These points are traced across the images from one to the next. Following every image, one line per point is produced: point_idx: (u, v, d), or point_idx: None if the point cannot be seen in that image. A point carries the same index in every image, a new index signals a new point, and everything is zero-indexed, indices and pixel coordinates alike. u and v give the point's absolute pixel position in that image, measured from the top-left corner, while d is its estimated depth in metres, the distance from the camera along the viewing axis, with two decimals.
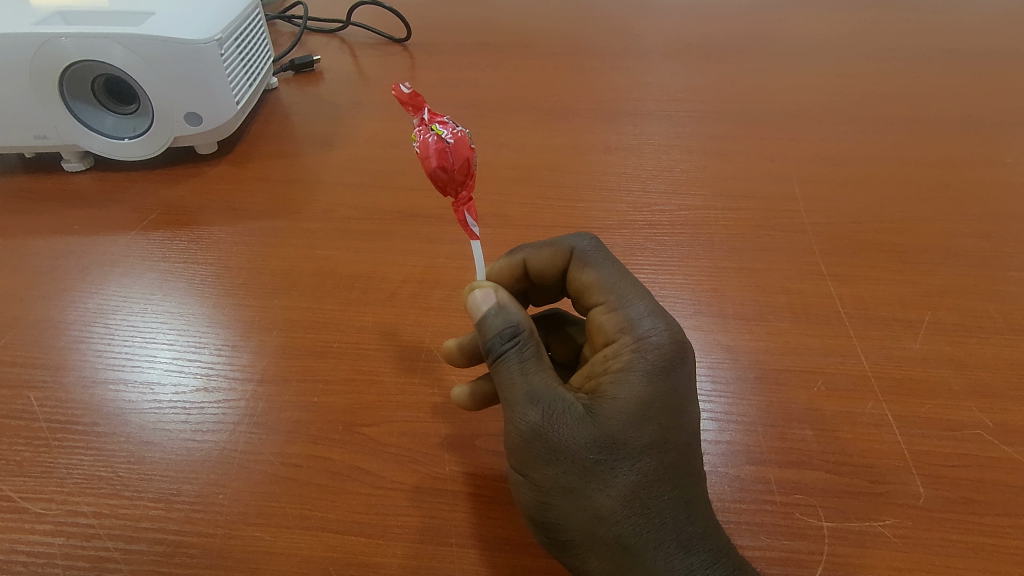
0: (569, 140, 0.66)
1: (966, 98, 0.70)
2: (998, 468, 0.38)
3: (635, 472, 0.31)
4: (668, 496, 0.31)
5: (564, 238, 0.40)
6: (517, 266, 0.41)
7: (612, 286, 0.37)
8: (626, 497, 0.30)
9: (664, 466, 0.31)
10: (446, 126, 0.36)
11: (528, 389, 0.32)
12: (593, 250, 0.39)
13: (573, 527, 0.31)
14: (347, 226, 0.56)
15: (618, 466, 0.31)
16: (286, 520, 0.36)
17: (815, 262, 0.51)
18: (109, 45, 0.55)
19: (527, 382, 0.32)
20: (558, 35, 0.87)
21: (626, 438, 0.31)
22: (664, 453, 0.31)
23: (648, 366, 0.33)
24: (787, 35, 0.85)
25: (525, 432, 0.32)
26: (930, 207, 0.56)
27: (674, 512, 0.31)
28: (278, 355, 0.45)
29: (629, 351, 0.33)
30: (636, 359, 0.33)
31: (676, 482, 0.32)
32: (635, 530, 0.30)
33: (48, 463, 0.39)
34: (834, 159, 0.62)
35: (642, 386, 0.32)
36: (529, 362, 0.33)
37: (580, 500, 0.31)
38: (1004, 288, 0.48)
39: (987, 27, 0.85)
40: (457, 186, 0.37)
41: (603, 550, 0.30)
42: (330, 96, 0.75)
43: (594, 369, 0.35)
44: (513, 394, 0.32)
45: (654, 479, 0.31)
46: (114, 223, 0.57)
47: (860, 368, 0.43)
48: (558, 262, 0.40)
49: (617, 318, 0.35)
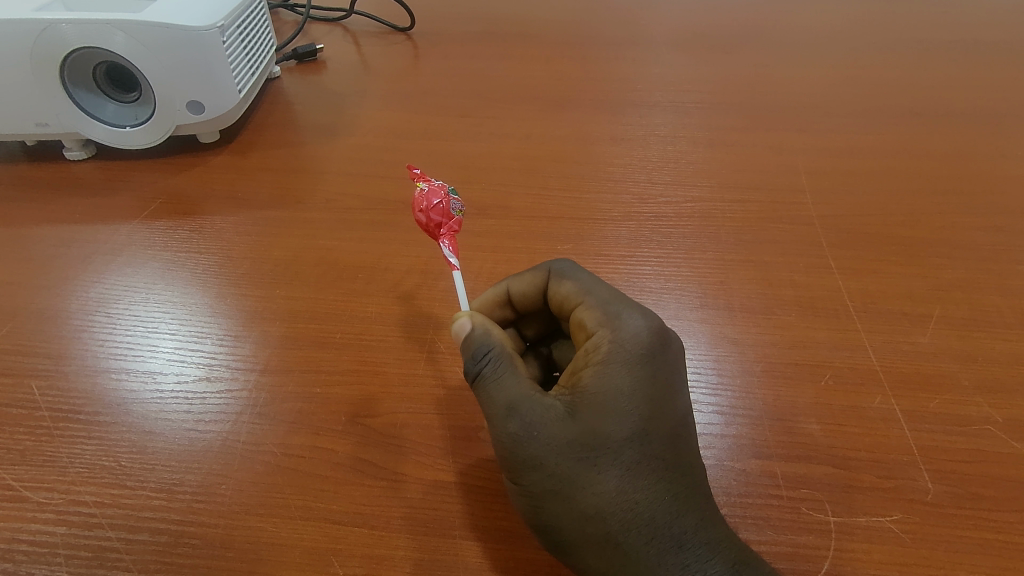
0: (574, 132, 0.66)
1: (978, 91, 0.69)
2: (1007, 464, 0.37)
3: (619, 467, 0.31)
4: (656, 488, 0.31)
5: (543, 262, 0.40)
6: (500, 298, 0.40)
7: (590, 289, 0.36)
8: (613, 494, 0.30)
9: (649, 458, 0.31)
10: (427, 181, 0.42)
11: (506, 402, 0.32)
12: (570, 264, 0.39)
13: (565, 535, 0.31)
14: (350, 216, 0.56)
15: (602, 463, 0.30)
16: (287, 511, 0.36)
17: (823, 256, 0.50)
18: (111, 31, 0.54)
19: (503, 395, 0.32)
20: (563, 25, 0.85)
21: (606, 432, 0.31)
22: (648, 444, 0.31)
23: (627, 357, 0.32)
24: (795, 25, 0.83)
25: (506, 444, 0.31)
26: (939, 201, 0.55)
27: (663, 504, 0.31)
28: (279, 347, 0.45)
29: (608, 343, 0.33)
30: (614, 351, 0.33)
31: (663, 472, 0.31)
32: (625, 528, 0.30)
33: (49, 452, 0.39)
34: (843, 151, 0.61)
35: (621, 378, 0.32)
36: (505, 374, 0.33)
37: (568, 504, 0.30)
38: (1015, 283, 0.48)
39: (1000, 19, 0.84)
40: (437, 226, 0.42)
41: (598, 552, 0.30)
42: (333, 86, 0.74)
43: (575, 365, 0.34)
44: (492, 408, 0.32)
45: (639, 472, 0.31)
46: (115, 212, 0.57)
47: (869, 363, 0.43)
48: (537, 284, 0.39)
49: (594, 316, 0.35)
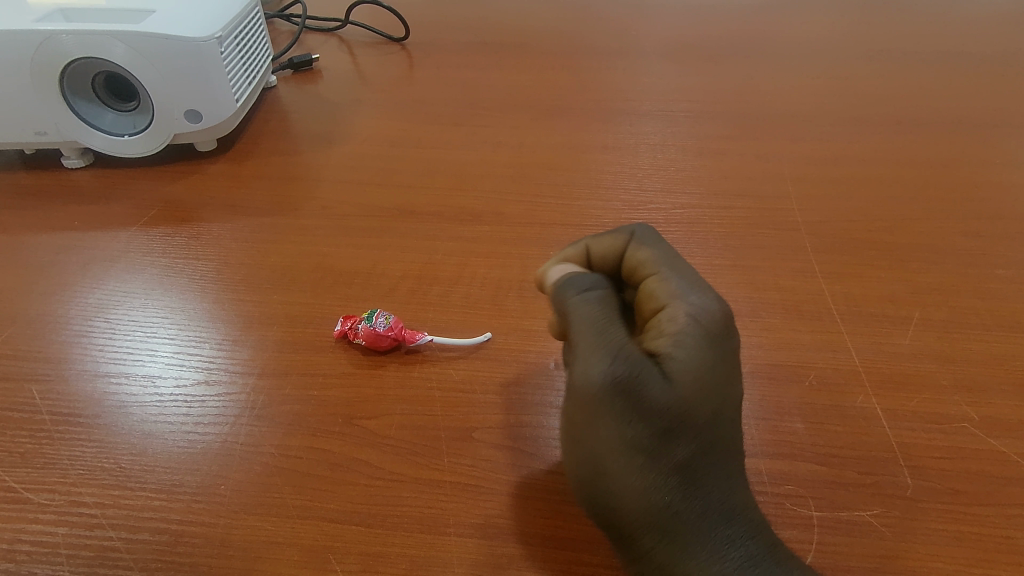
0: (566, 140, 0.67)
1: (959, 100, 0.71)
2: (983, 460, 0.39)
3: (694, 442, 0.32)
4: (717, 467, 0.32)
5: (621, 226, 0.40)
6: (576, 256, 0.40)
7: (667, 262, 0.37)
8: (681, 466, 0.31)
9: (716, 438, 0.32)
10: None
11: (607, 349, 0.32)
12: (650, 233, 0.39)
13: (624, 497, 0.31)
14: (347, 223, 0.57)
15: (682, 435, 0.31)
16: (285, 510, 0.37)
17: (808, 260, 0.52)
18: (111, 42, 0.55)
19: (603, 343, 0.32)
20: (556, 36, 0.87)
21: (690, 405, 0.32)
22: (717, 425, 0.33)
23: (707, 334, 0.33)
24: (782, 36, 0.85)
25: (605, 392, 0.31)
26: (920, 207, 0.57)
27: (721, 484, 0.32)
28: (276, 351, 0.46)
29: (686, 316, 0.34)
30: (694, 325, 0.33)
31: (724, 453, 0.33)
32: (683, 500, 0.31)
33: (50, 454, 0.40)
34: (827, 158, 0.63)
35: (702, 354, 0.33)
36: (601, 323, 0.32)
37: (638, 467, 0.31)
38: (993, 286, 0.49)
39: (982, 30, 0.86)
40: None
41: (650, 518, 0.31)
42: (330, 95, 0.76)
43: (647, 334, 0.34)
44: (591, 354, 0.32)
45: (708, 450, 0.32)
46: (113, 220, 0.58)
47: (851, 364, 0.44)
48: (616, 248, 0.39)
49: (667, 288, 0.35)
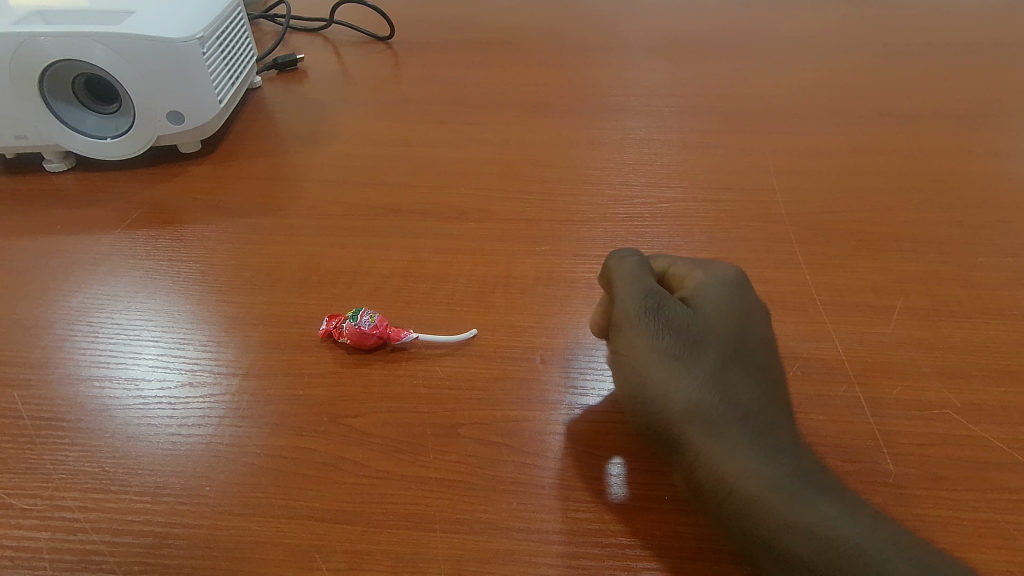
0: (552, 136, 0.67)
1: (942, 91, 0.72)
2: (965, 445, 0.39)
3: (722, 358, 0.36)
4: (749, 381, 0.36)
5: None
6: None
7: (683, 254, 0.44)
8: (713, 375, 0.36)
9: (745, 359, 0.37)
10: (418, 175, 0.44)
11: (642, 287, 0.38)
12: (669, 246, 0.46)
13: (666, 403, 0.35)
14: (333, 222, 0.57)
15: (710, 351, 0.36)
16: (271, 510, 0.37)
17: (793, 252, 0.52)
18: (90, 44, 0.55)
19: (638, 283, 0.39)
20: (543, 33, 0.87)
21: (712, 329, 0.37)
22: (744, 349, 0.37)
23: (723, 283, 0.39)
24: (768, 30, 0.86)
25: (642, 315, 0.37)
26: (904, 198, 0.57)
27: (755, 394, 0.36)
28: (262, 351, 0.46)
29: (700, 274, 0.40)
30: (710, 278, 0.40)
31: (756, 371, 0.37)
32: (720, 403, 0.35)
33: (34, 459, 0.40)
34: (812, 151, 0.63)
35: (720, 295, 0.39)
36: (636, 271, 0.39)
37: (675, 373, 0.36)
38: (974, 274, 0.49)
39: (966, 22, 0.87)
40: None
41: (690, 419, 0.35)
42: (315, 94, 0.75)
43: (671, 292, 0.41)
44: (628, 291, 0.38)
45: (737, 366, 0.36)
46: (96, 223, 0.57)
47: (835, 353, 0.44)
48: None
49: (684, 263, 0.42)
